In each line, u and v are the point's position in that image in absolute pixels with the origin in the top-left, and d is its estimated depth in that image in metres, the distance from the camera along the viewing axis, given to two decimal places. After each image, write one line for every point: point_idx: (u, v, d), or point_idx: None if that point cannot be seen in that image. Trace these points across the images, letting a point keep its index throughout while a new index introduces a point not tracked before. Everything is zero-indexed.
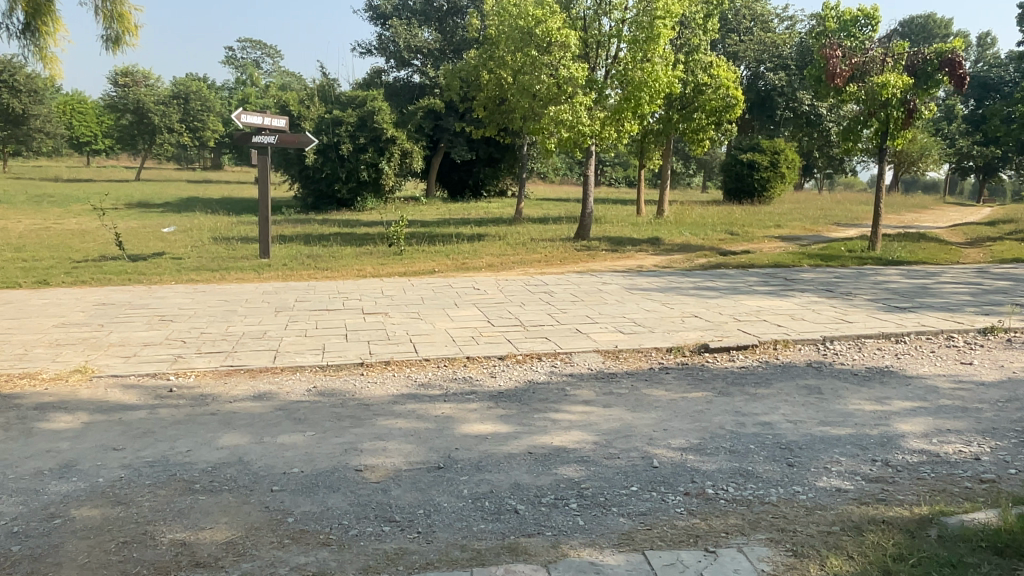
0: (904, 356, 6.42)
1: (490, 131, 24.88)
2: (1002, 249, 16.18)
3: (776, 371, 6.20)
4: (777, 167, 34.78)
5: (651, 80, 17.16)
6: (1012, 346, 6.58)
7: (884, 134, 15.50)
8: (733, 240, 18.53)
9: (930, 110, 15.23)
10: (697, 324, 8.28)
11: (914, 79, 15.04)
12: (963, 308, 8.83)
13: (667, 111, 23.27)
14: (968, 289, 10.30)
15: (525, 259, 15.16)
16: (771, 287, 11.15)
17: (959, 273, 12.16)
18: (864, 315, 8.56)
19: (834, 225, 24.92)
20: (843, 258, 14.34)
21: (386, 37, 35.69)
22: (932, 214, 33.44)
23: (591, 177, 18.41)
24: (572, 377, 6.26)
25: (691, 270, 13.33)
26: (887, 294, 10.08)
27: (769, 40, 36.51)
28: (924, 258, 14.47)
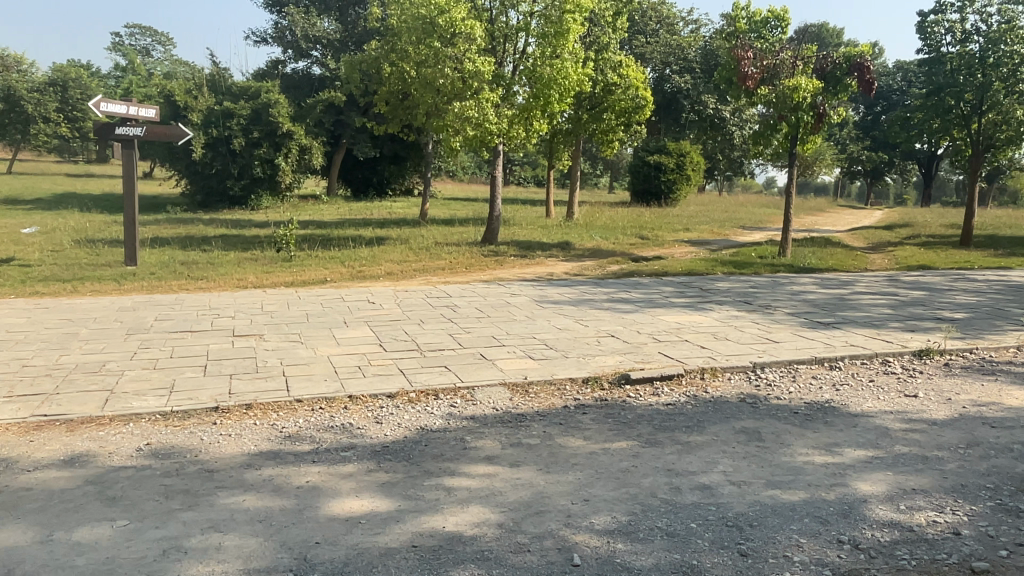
0: (843, 388, 5.75)
1: (394, 127, 23.65)
2: (904, 255, 16.35)
3: (707, 409, 5.39)
4: (683, 169, 35.06)
5: (560, 78, 16.44)
6: (952, 373, 6.05)
7: (794, 138, 15.37)
8: (644, 245, 18.09)
9: (838, 115, 15.17)
10: (614, 347, 7.45)
11: (823, 83, 14.98)
12: (887, 324, 8.41)
13: (577, 110, 22.73)
14: (884, 301, 9.98)
15: (428, 266, 14.09)
16: (688, 299, 10.53)
17: (870, 282, 11.94)
18: (789, 334, 7.98)
19: (741, 228, 25.09)
20: (756, 265, 14.01)
21: (282, 25, 33.75)
22: (828, 217, 34.54)
23: (499, 179, 17.48)
24: (474, 422, 5.25)
25: (604, 279, 12.63)
26: (807, 307, 9.62)
27: (674, 43, 36.79)
28: (833, 265, 14.34)
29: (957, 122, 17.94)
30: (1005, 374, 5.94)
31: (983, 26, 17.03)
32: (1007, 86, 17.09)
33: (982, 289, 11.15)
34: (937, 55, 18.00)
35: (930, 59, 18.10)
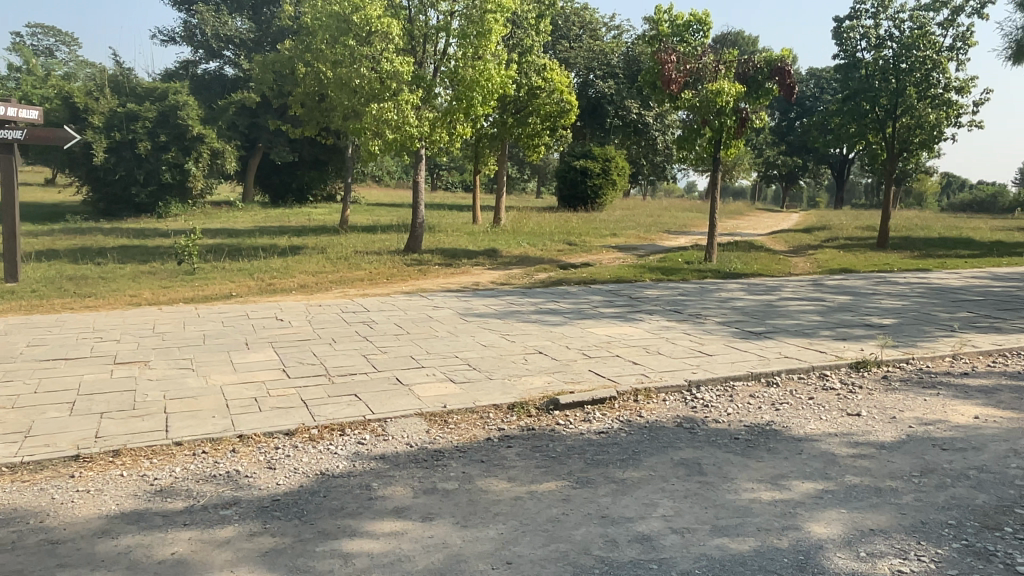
0: (784, 407, 5.38)
1: (311, 131, 22.66)
2: (825, 258, 16.54)
3: (642, 437, 4.91)
4: (609, 173, 35.11)
5: (483, 80, 15.90)
6: (893, 387, 5.76)
7: (718, 143, 15.31)
8: (571, 251, 17.76)
9: (761, 120, 15.18)
10: (543, 365, 6.92)
11: (745, 87, 14.94)
12: (818, 332, 8.19)
13: (501, 114, 22.28)
14: (813, 307, 9.83)
15: (346, 277, 13.30)
16: (617, 308, 10.14)
17: (797, 287, 11.86)
18: (723, 345, 7.63)
19: (666, 233, 25.19)
20: (683, 271, 13.82)
21: (190, 24, 32.12)
22: (749, 220, 35.24)
23: (421, 184, 16.81)
24: (382, 464, 4.62)
25: (531, 289, 12.14)
26: (738, 315, 9.36)
27: (598, 48, 36.98)
28: (759, 269, 14.29)
29: (873, 127, 18.37)
30: (945, 387, 5.70)
31: (897, 32, 17.46)
32: (919, 91, 17.58)
33: (904, 293, 11.20)
34: (852, 60, 18.37)
35: (847, 64, 18.45)
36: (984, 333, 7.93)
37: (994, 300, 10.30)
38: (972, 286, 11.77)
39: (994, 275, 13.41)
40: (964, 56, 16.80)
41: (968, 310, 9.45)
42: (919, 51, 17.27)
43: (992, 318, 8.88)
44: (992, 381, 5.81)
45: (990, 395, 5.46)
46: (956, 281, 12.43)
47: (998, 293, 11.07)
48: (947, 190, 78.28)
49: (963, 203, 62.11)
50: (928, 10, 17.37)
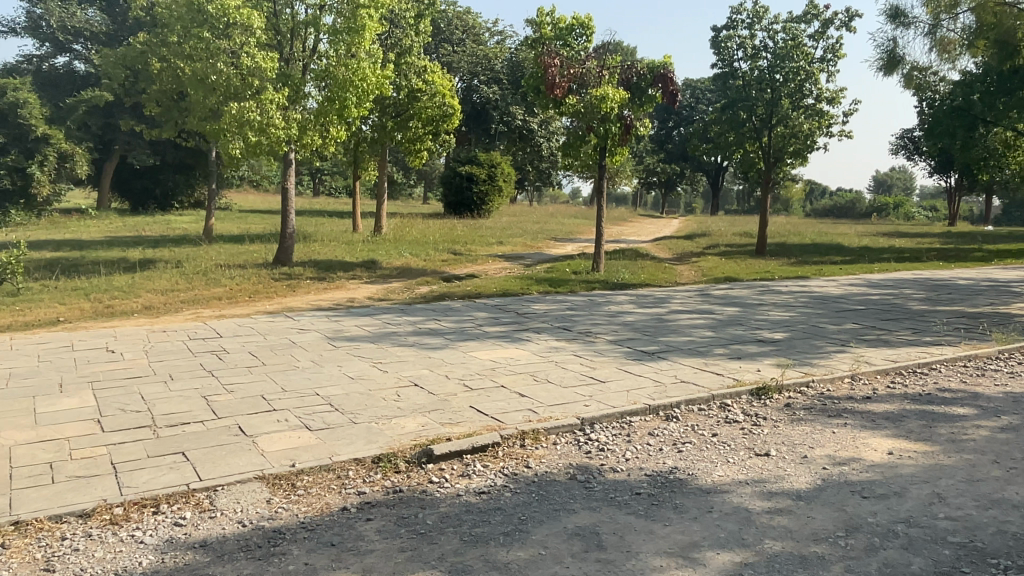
0: (687, 448, 4.76)
1: (169, 132, 20.67)
2: (709, 266, 16.58)
3: (529, 496, 4.14)
4: (495, 180, 34.57)
5: (356, 79, 14.78)
6: (798, 418, 5.30)
7: (603, 150, 14.91)
8: (456, 262, 16.97)
9: (645, 127, 14.93)
10: (417, 401, 6.04)
11: (629, 93, 14.65)
12: (712, 350, 7.76)
13: (381, 117, 21.28)
14: (704, 321, 9.47)
15: (202, 295, 11.88)
16: (502, 326, 9.39)
17: (685, 298, 11.55)
18: (616, 369, 7.02)
19: (553, 240, 24.84)
20: (571, 282, 13.31)
21: (32, 13, 28.98)
22: (633, 227, 35.77)
23: (291, 192, 15.48)
24: (203, 556, 3.60)
25: (411, 305, 11.24)
26: (629, 332, 8.83)
27: (481, 53, 36.49)
28: (646, 279, 14.02)
29: (750, 136, 18.70)
30: (851, 416, 5.28)
31: (771, 43, 17.86)
32: (793, 102, 18.05)
33: (789, 303, 11.11)
34: (729, 69, 18.64)
35: (725, 73, 18.72)
36: (873, 348, 7.75)
37: (874, 310, 10.37)
38: (850, 295, 11.88)
39: (869, 282, 13.72)
40: (834, 67, 17.33)
41: (853, 321, 9.37)
42: (792, 61, 17.73)
43: (877, 329, 8.80)
44: (896, 407, 5.44)
45: (896, 424, 5.08)
46: (835, 290, 12.56)
47: (875, 302, 11.19)
48: (810, 198, 83.61)
49: (825, 208, 66.32)
50: (799, 22, 17.87)
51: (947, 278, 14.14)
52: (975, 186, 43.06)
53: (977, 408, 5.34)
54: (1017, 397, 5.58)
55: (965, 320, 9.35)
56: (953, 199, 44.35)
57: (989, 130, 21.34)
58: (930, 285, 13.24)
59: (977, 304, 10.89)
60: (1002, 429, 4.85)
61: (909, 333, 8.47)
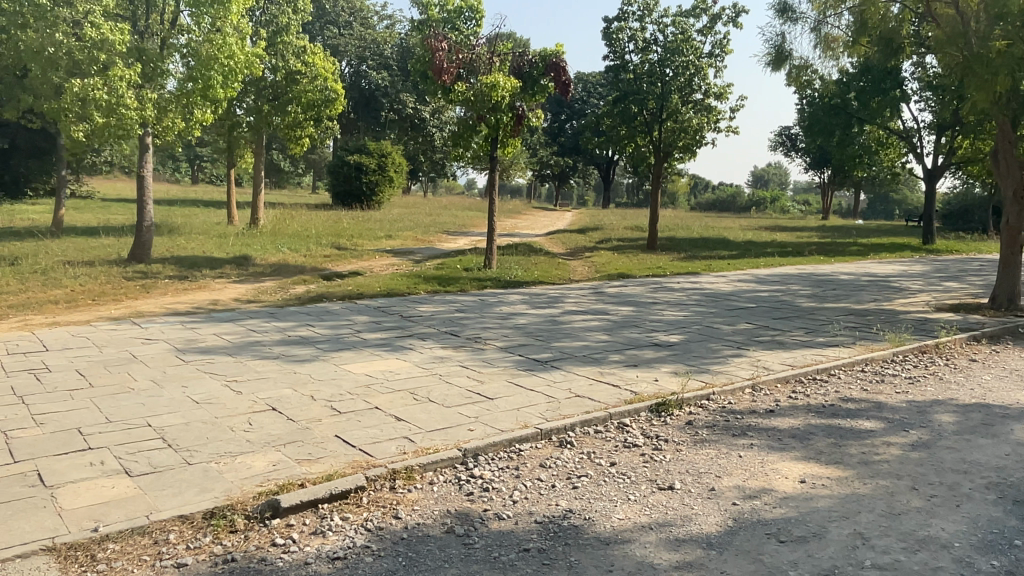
0: (582, 483, 4.13)
1: (11, 111, 18.33)
2: (602, 261, 16.29)
3: (394, 561, 3.36)
4: (385, 170, 33.35)
5: (222, 56, 13.44)
6: (702, 438, 4.80)
7: (494, 141, 14.21)
8: (340, 257, 15.88)
9: (537, 118, 14.32)
10: (271, 431, 5.12)
11: (521, 82, 13.97)
12: (608, 357, 7.21)
13: (257, 100, 19.77)
14: (598, 323, 8.95)
15: (35, 298, 10.32)
16: (383, 332, 8.53)
17: (578, 297, 11.05)
18: (504, 381, 6.33)
19: (444, 234, 24.01)
20: (461, 280, 12.59)
21: None
22: (526, 219, 35.61)
23: (148, 180, 13.91)
24: None
25: (283, 308, 10.17)
26: (521, 336, 8.18)
27: (368, 37, 37.19)
28: (539, 276, 13.51)
29: (641, 130, 18.54)
30: (756, 434, 4.82)
31: (661, 37, 17.77)
32: (683, 96, 18.07)
33: (683, 301, 10.82)
34: (620, 62, 18.39)
35: (616, 65, 18.45)
36: (770, 352, 7.45)
37: (766, 308, 10.25)
38: (741, 292, 11.79)
39: (757, 277, 13.76)
40: (722, 63, 17.44)
41: (746, 320, 9.13)
42: (682, 55, 17.70)
43: (771, 330, 8.57)
44: (802, 423, 5.03)
45: (805, 443, 4.64)
46: (725, 286, 12.45)
47: (765, 299, 11.10)
48: (695, 192, 86.59)
49: (709, 202, 68.74)
50: (688, 16, 17.87)
51: (830, 273, 14.43)
52: (846, 181, 45.66)
53: (883, 421, 5.02)
54: (918, 406, 5.34)
55: (853, 318, 9.32)
56: (826, 194, 46.84)
57: (864, 129, 22.47)
58: (815, 280, 13.40)
59: (861, 301, 11.01)
60: (913, 447, 4.51)
61: (802, 333, 8.29)
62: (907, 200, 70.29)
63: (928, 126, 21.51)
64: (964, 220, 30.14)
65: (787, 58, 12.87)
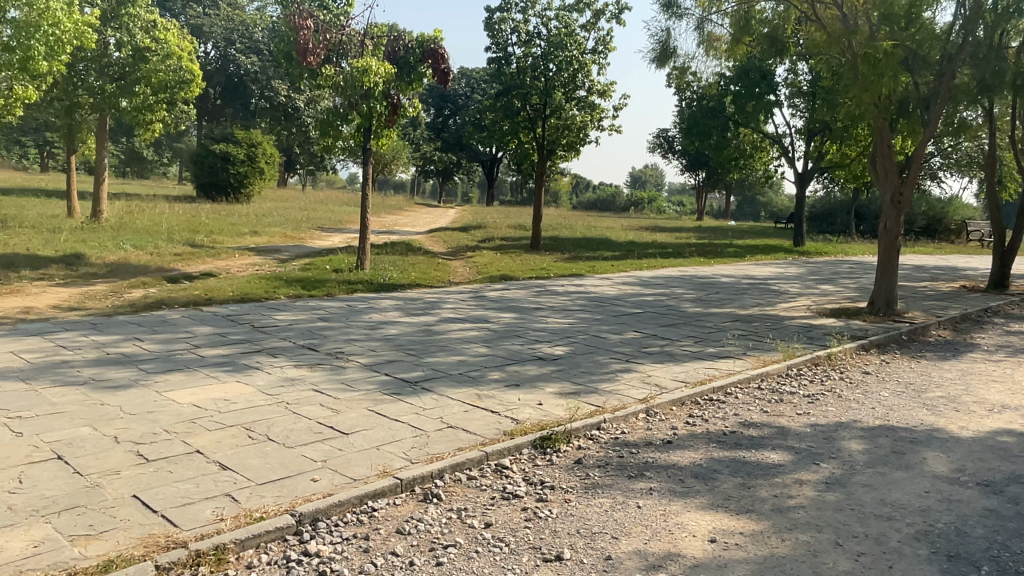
0: (449, 557, 3.25)
1: None
2: (484, 261, 15.53)
3: None
4: (255, 161, 31.14)
5: (45, 23, 11.70)
6: (594, 482, 4.04)
7: (367, 131, 13.01)
8: (193, 256, 14.25)
9: (414, 108, 13.25)
10: (46, 493, 3.91)
11: (395, 68, 12.79)
12: (487, 374, 6.36)
13: (99, 79, 17.41)
14: (476, 332, 8.09)
15: None
16: (227, 347, 7.30)
17: (456, 302, 10.15)
18: (363, 409, 5.35)
19: (317, 230, 22.51)
20: (329, 282, 11.42)
21: None
22: (408, 216, 34.44)
23: None
24: None
25: (111, 318, 8.66)
26: (389, 350, 7.17)
27: (237, 18, 35.13)
28: (415, 277, 12.53)
29: (524, 125, 17.86)
30: (655, 475, 4.12)
31: (544, 30, 17.21)
32: (567, 93, 17.58)
33: (567, 307, 10.16)
34: (503, 54, 17.68)
35: (498, 58, 17.71)
36: (662, 365, 6.85)
37: (653, 314, 9.78)
38: (626, 296, 11.32)
39: (641, 280, 13.40)
40: (605, 60, 17.09)
41: (634, 328, 8.54)
42: (565, 50, 17.22)
43: (661, 339, 8.01)
44: (704, 457, 4.38)
45: (710, 486, 3.97)
46: (610, 290, 11.96)
47: (651, 304, 10.63)
48: (577, 191, 87.83)
49: (590, 201, 69.80)
50: (571, 11, 17.41)
51: (711, 275, 14.35)
52: (719, 183, 47.41)
53: (790, 452, 4.47)
54: (823, 431, 4.84)
55: (741, 325, 8.96)
56: (700, 196, 48.37)
57: (740, 131, 22.97)
58: (698, 283, 13.20)
59: (745, 306, 10.77)
60: (827, 486, 3.96)
61: (691, 343, 7.80)
62: (772, 202, 74.39)
63: (799, 131, 22.24)
64: (827, 223, 31.75)
65: (671, 56, 12.57)
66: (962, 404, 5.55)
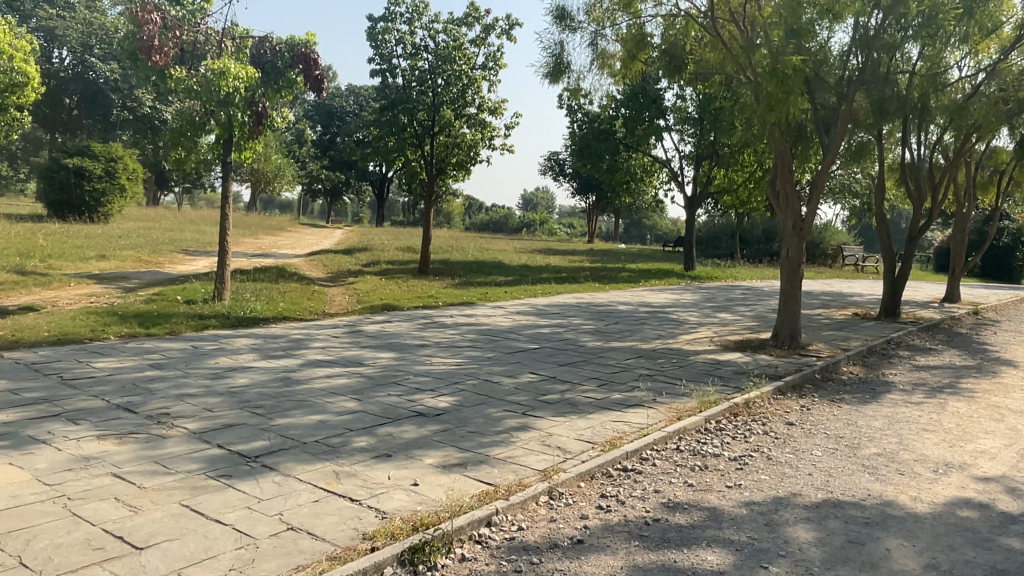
0: None
1: None
2: (364, 288, 14.21)
3: None
4: (114, 177, 28.29)
5: None
6: None
7: (227, 142, 11.45)
8: (17, 284, 12.16)
9: (283, 119, 11.83)
10: None
11: (261, 74, 11.41)
12: (353, 439, 5.09)
13: None
14: (345, 380, 6.78)
15: None
16: (15, 410, 5.66)
17: (326, 340, 8.77)
18: (173, 504, 3.97)
19: (181, 253, 20.42)
20: (177, 316, 9.82)
21: None
22: (288, 237, 32.39)
23: None
24: None
25: None
26: (230, 410, 5.75)
27: (97, 23, 32.23)
28: (283, 308, 11.07)
29: (411, 143, 16.71)
30: None
31: (431, 43, 16.16)
32: (455, 109, 16.61)
33: (455, 343, 9.00)
34: (387, 66, 16.49)
35: (382, 70, 16.50)
36: (564, 417, 5.82)
37: (549, 350, 8.82)
38: (520, 329, 10.33)
39: (535, 309, 12.49)
40: (495, 77, 16.23)
41: (531, 370, 7.51)
42: (454, 64, 16.23)
43: (561, 384, 6.99)
44: (625, 566, 3.34)
45: None
46: (503, 321, 10.93)
47: (547, 338, 9.65)
48: (469, 213, 87.13)
49: (482, 222, 69.29)
50: (460, 25, 16.48)
51: (607, 303, 13.66)
52: (608, 207, 48.00)
53: (730, 551, 3.51)
54: (763, 514, 3.92)
55: (646, 363, 8.11)
56: (591, 219, 48.68)
57: (631, 155, 22.71)
58: (595, 312, 12.42)
59: (647, 338, 9.99)
60: None
61: (594, 388, 6.85)
62: (658, 226, 76.32)
63: (688, 157, 22.22)
64: (713, 246, 32.32)
65: (565, 71, 11.81)
66: (905, 465, 4.83)
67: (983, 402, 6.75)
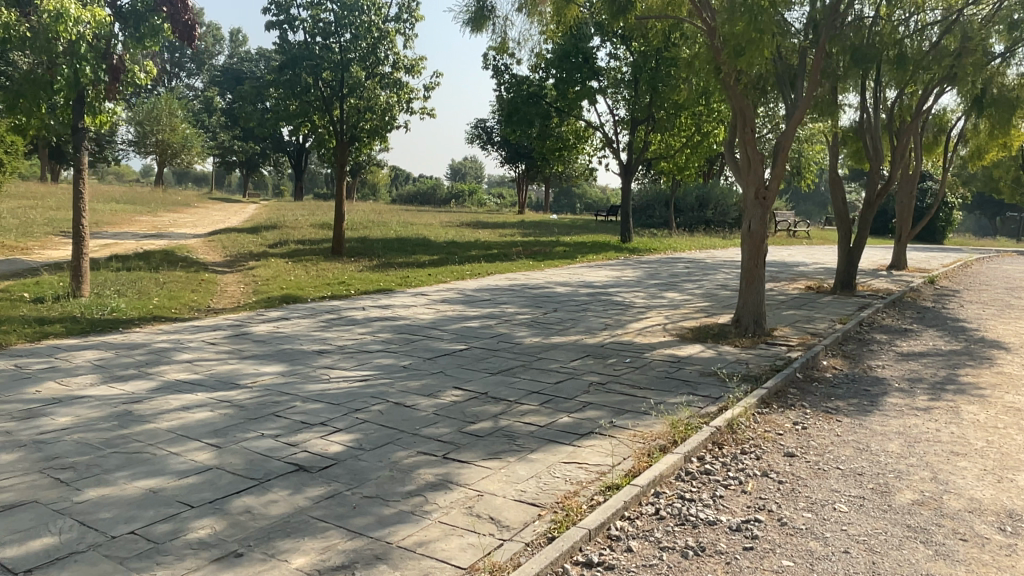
0: None
1: None
2: (265, 275, 12.35)
3: None
4: None
5: None
6: None
7: (78, 104, 9.33)
8: None
9: (147, 75, 9.80)
10: None
11: (118, 19, 9.39)
12: (189, 525, 3.45)
13: None
14: (207, 413, 5.09)
15: None
16: None
17: (199, 349, 7.01)
18: None
19: (58, 236, 17.87)
20: (13, 320, 7.85)
21: None
22: (194, 213, 29.72)
23: None
24: None
25: None
26: (22, 477, 4.00)
27: None
28: (157, 304, 9.20)
29: (317, 106, 14.75)
30: None
31: None
32: (366, 68, 14.71)
33: (364, 347, 7.36)
34: (286, 17, 14.40)
35: (279, 22, 14.39)
36: (498, 461, 4.31)
37: (478, 351, 7.31)
38: (444, 322, 8.77)
39: (462, 295, 10.95)
40: (411, 31, 14.40)
41: (456, 385, 5.98)
42: (363, 15, 14.31)
43: (494, 404, 5.49)
44: None
45: None
46: (424, 313, 9.36)
47: (476, 334, 8.11)
48: (395, 184, 84.49)
49: (409, 194, 66.87)
50: None
51: (543, 285, 12.22)
52: (538, 175, 46.57)
53: None
54: None
55: (597, 366, 6.69)
56: (520, 188, 47.15)
57: (562, 120, 21.21)
58: (531, 297, 10.95)
59: (593, 329, 8.58)
60: None
61: (536, 408, 5.38)
62: (587, 195, 75.43)
63: (622, 122, 20.87)
64: (646, 215, 31.30)
65: (488, 18, 10.15)
66: (962, 524, 3.54)
67: (999, 406, 5.61)
